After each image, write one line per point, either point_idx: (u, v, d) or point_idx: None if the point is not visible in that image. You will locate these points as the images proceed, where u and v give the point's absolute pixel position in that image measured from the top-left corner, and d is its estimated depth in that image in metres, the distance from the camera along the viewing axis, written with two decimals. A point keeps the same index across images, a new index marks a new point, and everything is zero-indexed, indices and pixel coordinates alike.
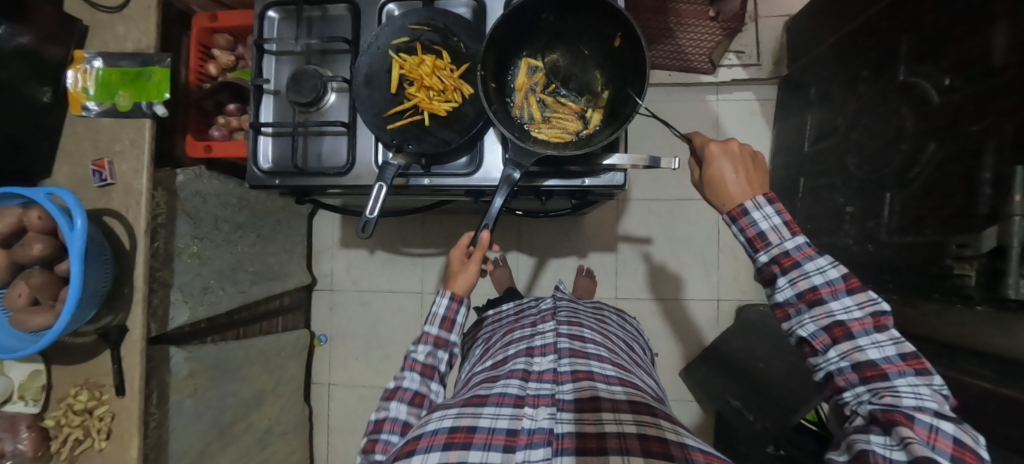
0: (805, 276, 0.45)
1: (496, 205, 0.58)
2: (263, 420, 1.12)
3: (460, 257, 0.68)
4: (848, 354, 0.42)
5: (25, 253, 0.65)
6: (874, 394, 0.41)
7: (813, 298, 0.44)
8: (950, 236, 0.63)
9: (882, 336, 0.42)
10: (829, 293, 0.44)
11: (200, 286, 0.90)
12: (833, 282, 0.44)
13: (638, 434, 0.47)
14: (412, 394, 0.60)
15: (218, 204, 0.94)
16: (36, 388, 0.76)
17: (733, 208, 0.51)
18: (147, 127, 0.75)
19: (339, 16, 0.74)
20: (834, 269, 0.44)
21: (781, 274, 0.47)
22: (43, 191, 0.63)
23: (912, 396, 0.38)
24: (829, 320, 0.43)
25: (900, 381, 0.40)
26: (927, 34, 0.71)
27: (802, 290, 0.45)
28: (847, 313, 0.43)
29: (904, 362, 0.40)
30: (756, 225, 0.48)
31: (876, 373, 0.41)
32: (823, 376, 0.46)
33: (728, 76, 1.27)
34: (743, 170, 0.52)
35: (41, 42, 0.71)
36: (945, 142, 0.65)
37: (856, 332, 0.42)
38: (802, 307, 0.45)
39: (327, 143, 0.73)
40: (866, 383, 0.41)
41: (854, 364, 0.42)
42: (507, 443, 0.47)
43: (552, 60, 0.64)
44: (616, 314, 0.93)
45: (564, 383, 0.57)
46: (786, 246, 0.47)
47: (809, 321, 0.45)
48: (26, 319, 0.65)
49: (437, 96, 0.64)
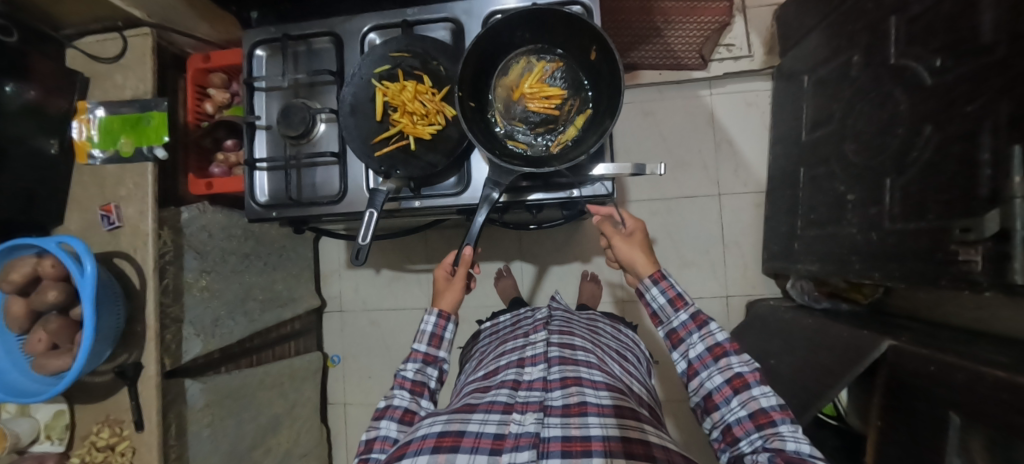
0: (711, 334, 0.60)
1: (478, 223, 0.60)
2: (282, 444, 1.14)
3: (445, 276, 0.74)
4: (747, 402, 0.54)
5: (41, 301, 0.68)
6: (765, 438, 0.51)
7: (719, 352, 0.59)
8: (953, 221, 0.62)
9: (768, 390, 0.55)
10: (730, 350, 0.59)
11: (211, 318, 0.92)
12: (726, 339, 0.60)
13: (621, 437, 0.48)
14: (402, 411, 0.60)
15: (223, 237, 0.97)
16: (61, 427, 0.79)
17: (656, 272, 0.66)
18: (149, 170, 0.78)
19: (324, 49, 0.76)
20: (721, 332, 0.60)
21: (696, 329, 0.62)
22: (55, 240, 0.66)
23: (793, 439, 0.49)
24: (731, 372, 0.57)
25: (784, 427, 0.51)
26: (916, 15, 0.69)
27: (711, 345, 0.60)
28: (741, 366, 0.57)
29: (782, 410, 0.53)
30: (675, 288, 0.64)
31: (766, 420, 0.52)
32: (723, 430, 0.55)
33: (721, 69, 1.25)
34: (639, 243, 0.70)
35: (46, 96, 0.75)
36: (942, 124, 0.64)
37: (750, 383, 0.55)
38: (710, 359, 0.59)
39: (319, 174, 0.75)
40: (760, 430, 0.52)
41: (750, 412, 0.53)
42: (493, 447, 0.47)
43: (561, 68, 0.64)
44: (610, 325, 0.94)
45: (552, 390, 0.58)
46: (696, 309, 0.63)
47: (717, 372, 0.58)
48: (46, 362, 0.68)
49: (420, 120, 0.65)
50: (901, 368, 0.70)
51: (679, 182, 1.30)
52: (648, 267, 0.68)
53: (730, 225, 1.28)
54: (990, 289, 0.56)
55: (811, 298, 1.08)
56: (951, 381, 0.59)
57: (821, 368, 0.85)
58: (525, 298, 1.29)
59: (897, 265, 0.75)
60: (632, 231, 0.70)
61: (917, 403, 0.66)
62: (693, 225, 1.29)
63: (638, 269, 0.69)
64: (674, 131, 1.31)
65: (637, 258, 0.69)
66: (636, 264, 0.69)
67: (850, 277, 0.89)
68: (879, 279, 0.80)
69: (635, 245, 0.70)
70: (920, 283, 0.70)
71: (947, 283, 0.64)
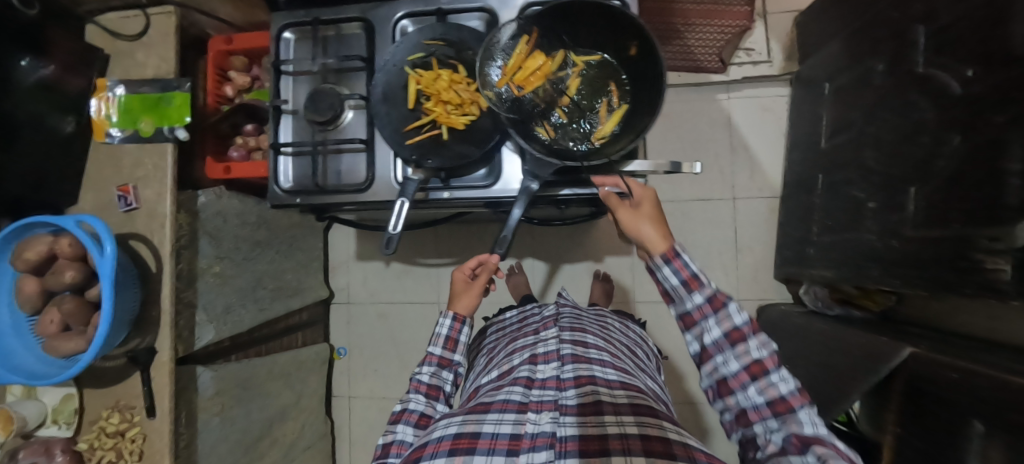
0: (729, 317, 0.51)
1: (516, 216, 0.58)
2: (287, 436, 1.12)
3: (463, 279, 0.80)
4: (764, 389, 0.49)
5: (57, 281, 0.66)
6: (783, 425, 0.47)
7: (736, 337, 0.50)
8: (978, 230, 0.62)
9: (786, 373, 0.49)
10: (748, 333, 0.50)
11: (223, 306, 0.91)
12: (746, 322, 0.51)
13: (639, 435, 0.47)
14: (417, 416, 0.63)
15: (237, 223, 0.95)
16: (69, 411, 0.77)
17: (665, 249, 0.55)
18: (169, 150, 0.77)
19: (353, 34, 0.74)
20: (743, 313, 0.51)
21: (711, 313, 0.51)
22: (73, 219, 0.65)
23: (811, 424, 0.46)
24: (749, 359, 0.49)
25: (804, 414, 0.47)
26: (943, 25, 0.70)
27: (728, 329, 0.51)
28: (759, 351, 0.50)
29: (801, 394, 0.48)
30: (689, 267, 0.53)
31: (786, 408, 0.47)
32: (735, 413, 0.51)
33: (739, 74, 1.26)
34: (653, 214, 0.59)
35: (64, 73, 0.73)
36: (968, 134, 0.64)
37: (768, 368, 0.49)
38: (726, 345, 0.51)
39: (346, 161, 0.74)
40: (778, 417, 0.48)
41: (768, 399, 0.48)
42: (510, 447, 0.47)
43: (598, 64, 0.64)
44: (618, 320, 0.93)
45: (566, 389, 0.57)
46: (712, 289, 0.52)
47: (733, 359, 0.50)
48: (58, 344, 0.67)
49: (454, 110, 0.64)
50: (920, 374, 0.71)
51: (693, 185, 1.30)
52: (657, 239, 0.56)
53: (743, 229, 1.28)
54: (1018, 298, 0.57)
55: (823, 304, 1.10)
56: (975, 389, 0.60)
57: (836, 373, 0.86)
58: (536, 296, 1.28)
59: (917, 272, 0.75)
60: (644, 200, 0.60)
61: (935, 411, 0.66)
62: (706, 229, 1.29)
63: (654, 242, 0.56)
64: (691, 133, 1.31)
65: (649, 229, 0.58)
66: (643, 237, 0.57)
67: (868, 284, 0.89)
68: (898, 286, 0.81)
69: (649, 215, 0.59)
70: (943, 291, 0.70)
71: (972, 292, 0.64)
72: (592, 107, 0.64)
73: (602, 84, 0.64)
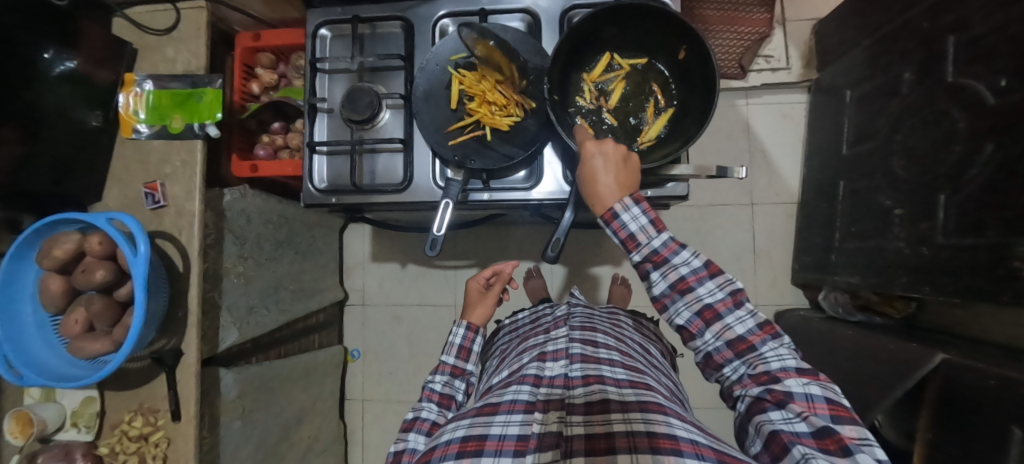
0: (674, 268, 0.47)
1: (569, 218, 0.58)
2: (304, 439, 1.10)
3: (478, 289, 0.88)
4: (721, 333, 0.47)
5: (86, 280, 0.64)
6: (749, 365, 0.46)
7: (683, 287, 0.47)
8: (1017, 237, 0.63)
9: (743, 311, 0.47)
10: (695, 280, 0.47)
11: (246, 307, 0.89)
12: (695, 269, 0.47)
13: (646, 432, 0.44)
14: (429, 424, 0.60)
15: (261, 223, 0.94)
16: (90, 415, 0.74)
17: (605, 212, 0.50)
18: (199, 148, 0.75)
19: (391, 33, 0.74)
20: (695, 259, 0.47)
21: (654, 269, 0.48)
22: (104, 217, 0.63)
23: (777, 359, 0.45)
24: (699, 306, 0.46)
25: (766, 349, 0.46)
26: (978, 36, 0.70)
27: (673, 280, 0.47)
28: (711, 294, 0.46)
29: (759, 330, 0.46)
30: (626, 228, 0.49)
31: (746, 347, 0.46)
32: (702, 357, 0.50)
33: (758, 80, 1.27)
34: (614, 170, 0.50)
35: (93, 67, 0.71)
36: (1004, 143, 0.65)
37: (722, 311, 0.46)
38: (675, 296, 0.47)
39: (381, 161, 0.73)
40: (740, 357, 0.46)
41: (727, 342, 0.47)
42: (518, 448, 0.44)
43: (644, 67, 0.64)
44: (630, 318, 0.94)
45: (575, 388, 0.56)
46: (654, 245, 0.48)
47: (683, 309, 0.47)
48: (83, 345, 0.65)
49: (498, 111, 0.64)
50: (954, 380, 0.71)
51: (710, 190, 1.31)
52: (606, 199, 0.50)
53: (761, 235, 1.29)
54: None
55: (844, 310, 1.10)
56: (1015, 395, 0.60)
57: (864, 379, 0.86)
58: (555, 299, 1.28)
59: (951, 279, 0.76)
60: (623, 161, 0.51)
61: (973, 417, 0.67)
62: (724, 234, 1.29)
63: (599, 197, 0.51)
64: (709, 138, 1.31)
65: (604, 185, 0.50)
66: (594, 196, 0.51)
67: (895, 290, 0.90)
68: (929, 293, 0.81)
69: (614, 172, 0.51)
70: (979, 299, 0.71)
71: (1011, 299, 0.65)
72: (637, 111, 0.64)
73: (646, 87, 0.64)
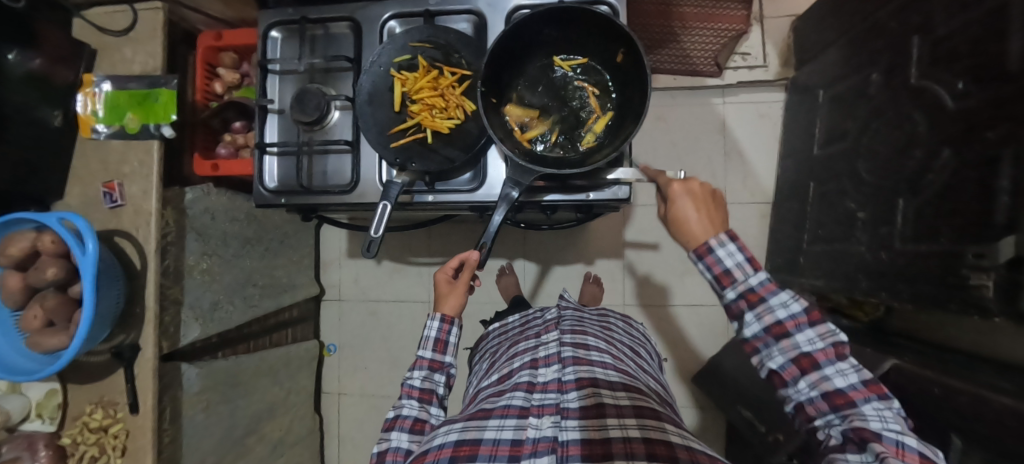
0: (770, 311, 0.46)
1: (496, 222, 0.59)
2: (274, 432, 1.13)
3: (446, 279, 0.75)
4: (816, 383, 0.45)
5: (39, 278, 0.66)
6: (843, 419, 0.44)
7: (779, 331, 0.46)
8: (966, 245, 0.62)
9: (845, 364, 0.45)
10: (794, 326, 0.46)
11: (210, 302, 0.91)
12: (795, 315, 0.46)
13: (643, 438, 0.45)
14: (412, 421, 0.62)
15: (226, 220, 0.95)
16: (53, 406, 0.78)
17: (699, 246, 0.50)
18: (156, 147, 0.76)
19: (341, 34, 0.74)
20: (796, 303, 0.46)
21: (748, 309, 0.48)
22: (56, 216, 0.64)
23: (878, 418, 0.42)
24: (796, 353, 0.46)
25: (866, 406, 0.43)
26: (939, 37, 0.68)
27: (769, 323, 0.47)
28: (811, 343, 0.45)
29: (863, 386, 0.44)
30: (722, 263, 0.49)
31: (843, 401, 0.44)
32: (794, 405, 0.49)
33: (735, 78, 1.25)
34: (704, 210, 0.52)
35: (51, 68, 0.73)
36: (958, 149, 0.64)
37: (822, 362, 0.45)
38: (769, 341, 0.47)
39: (331, 162, 0.74)
40: (836, 410, 0.45)
41: (823, 393, 0.45)
42: (512, 454, 0.46)
43: (585, 68, 0.63)
44: (621, 320, 0.94)
45: (568, 392, 0.57)
46: (750, 283, 0.48)
47: (778, 354, 0.47)
48: (42, 340, 0.66)
49: (439, 113, 0.64)
50: (904, 387, 0.70)
51: None
52: (700, 231, 0.51)
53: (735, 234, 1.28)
54: (1001, 316, 0.57)
55: None
56: (954, 405, 0.60)
57: None
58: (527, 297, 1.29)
59: (906, 286, 0.75)
60: (709, 197, 0.53)
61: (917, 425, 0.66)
62: None
63: (692, 232, 0.51)
64: (686, 138, 1.30)
65: (694, 222, 0.51)
66: (688, 226, 0.51)
67: (857, 295, 0.89)
68: (885, 298, 0.80)
69: (702, 208, 0.52)
70: (931, 305, 0.70)
71: (958, 307, 0.64)
72: (577, 112, 0.64)
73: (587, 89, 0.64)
